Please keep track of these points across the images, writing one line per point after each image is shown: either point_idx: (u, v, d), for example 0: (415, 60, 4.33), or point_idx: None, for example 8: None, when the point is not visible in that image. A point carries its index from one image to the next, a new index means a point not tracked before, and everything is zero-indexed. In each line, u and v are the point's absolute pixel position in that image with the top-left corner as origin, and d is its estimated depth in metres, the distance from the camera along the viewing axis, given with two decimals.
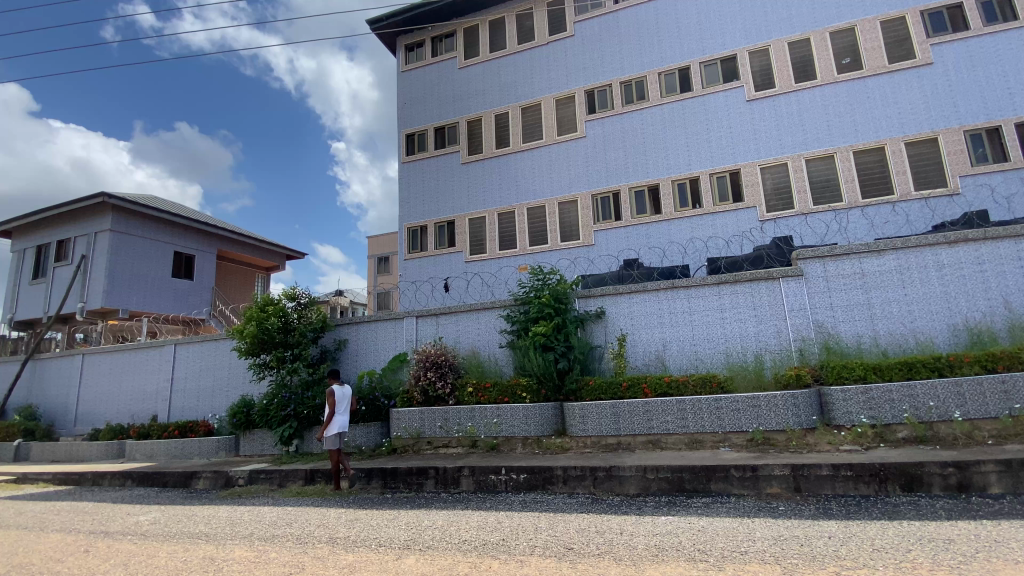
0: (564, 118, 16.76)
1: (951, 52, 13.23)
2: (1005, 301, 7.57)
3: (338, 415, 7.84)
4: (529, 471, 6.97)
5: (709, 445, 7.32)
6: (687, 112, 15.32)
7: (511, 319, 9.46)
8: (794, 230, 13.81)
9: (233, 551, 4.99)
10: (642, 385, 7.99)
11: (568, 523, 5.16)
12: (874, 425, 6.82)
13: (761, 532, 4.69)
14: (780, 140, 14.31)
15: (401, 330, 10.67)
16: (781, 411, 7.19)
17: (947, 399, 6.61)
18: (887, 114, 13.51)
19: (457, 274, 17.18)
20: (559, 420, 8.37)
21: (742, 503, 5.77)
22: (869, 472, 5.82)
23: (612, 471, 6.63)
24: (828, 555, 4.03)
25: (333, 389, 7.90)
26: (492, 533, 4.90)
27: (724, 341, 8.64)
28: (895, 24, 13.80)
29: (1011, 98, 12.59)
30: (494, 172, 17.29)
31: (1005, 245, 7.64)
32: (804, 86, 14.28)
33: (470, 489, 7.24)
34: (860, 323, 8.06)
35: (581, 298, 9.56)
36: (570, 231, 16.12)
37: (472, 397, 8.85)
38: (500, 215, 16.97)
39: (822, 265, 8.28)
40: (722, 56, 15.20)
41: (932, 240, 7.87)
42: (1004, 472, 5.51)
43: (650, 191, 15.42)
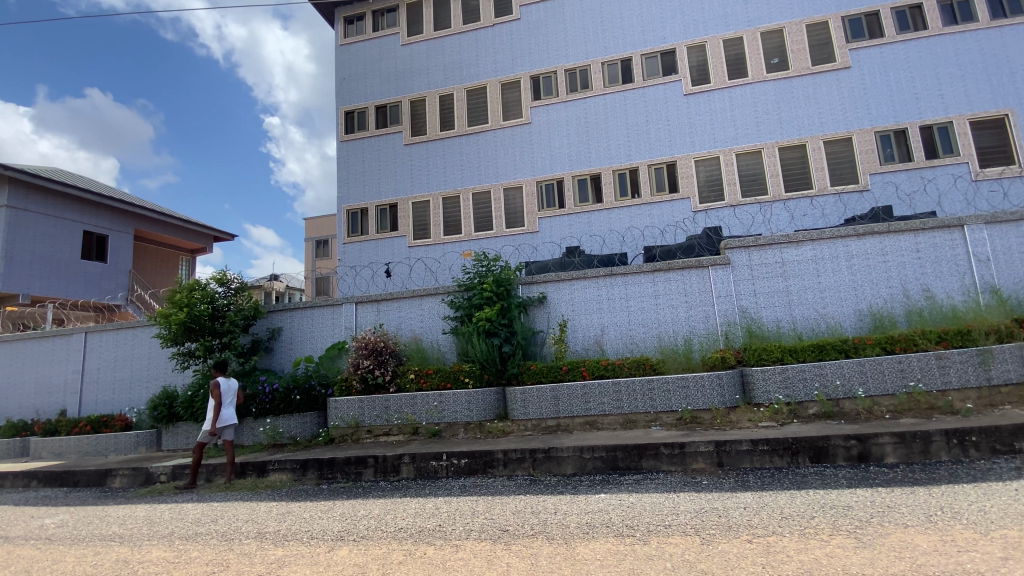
0: (510, 102, 16.66)
1: (866, 58, 14.28)
2: (904, 289, 8.36)
3: (224, 409, 7.80)
4: (470, 455, 7.01)
5: (642, 425, 7.69)
6: (628, 102, 15.66)
7: (454, 305, 9.40)
8: (725, 221, 14.56)
9: (150, 552, 4.69)
10: (581, 368, 8.19)
11: (505, 505, 5.25)
12: (788, 402, 7.40)
13: (685, 506, 4.99)
14: (714, 134, 14.96)
15: (339, 315, 10.34)
16: (707, 392, 7.63)
17: (851, 378, 7.27)
18: (809, 113, 14.44)
19: (398, 259, 16.80)
20: (501, 405, 8.43)
21: (669, 479, 6.11)
22: (782, 445, 6.33)
23: (550, 452, 6.80)
24: (742, 525, 4.35)
25: (220, 381, 7.78)
26: (429, 520, 4.91)
27: (657, 326, 9.04)
28: (820, 28, 14.70)
29: (915, 104, 13.83)
30: (437, 156, 16.95)
31: (906, 238, 8.42)
32: (737, 83, 14.96)
33: (411, 477, 7.17)
34: (780, 309, 8.66)
35: (525, 284, 9.59)
36: (514, 217, 16.13)
37: (414, 384, 8.70)
38: (444, 200, 16.70)
39: (747, 254, 8.81)
40: (662, 50, 15.62)
41: (844, 233, 8.56)
42: (898, 443, 6.15)
43: (593, 180, 15.69)
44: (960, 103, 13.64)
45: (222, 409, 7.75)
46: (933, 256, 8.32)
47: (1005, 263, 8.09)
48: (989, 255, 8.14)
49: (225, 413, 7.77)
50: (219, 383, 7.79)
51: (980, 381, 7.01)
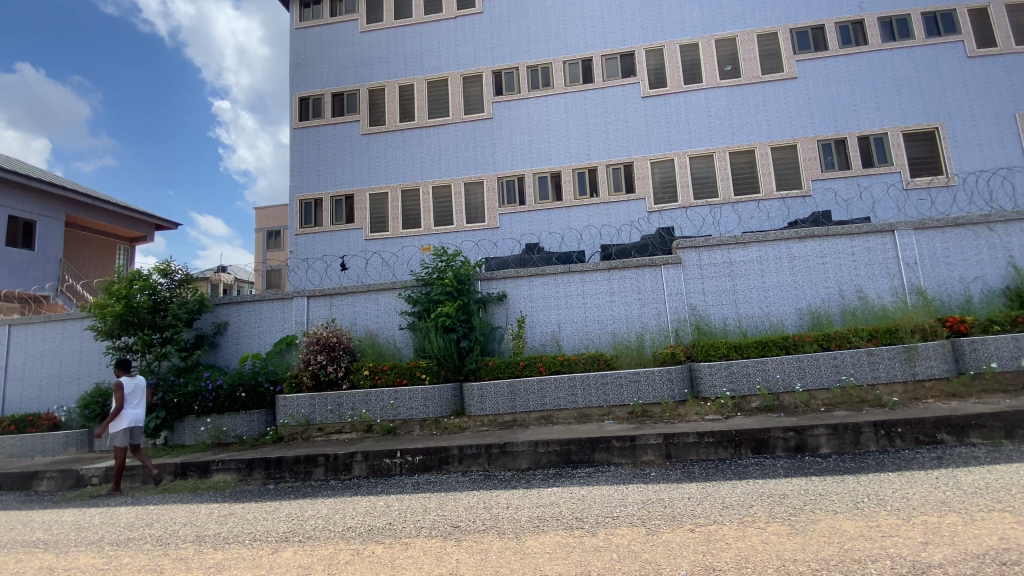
0: (471, 96, 16.53)
1: (811, 69, 15.05)
2: (840, 290, 8.89)
3: (131, 409, 7.39)
4: (424, 452, 6.95)
5: (596, 418, 7.85)
6: (589, 102, 15.87)
7: (412, 300, 9.27)
8: (678, 222, 15.02)
9: (76, 560, 4.40)
10: (537, 363, 8.29)
11: (457, 501, 5.25)
12: (733, 396, 7.73)
13: (632, 497, 5.14)
14: (670, 136, 15.39)
15: (290, 309, 10.00)
16: (658, 386, 7.88)
17: (791, 373, 7.67)
18: (758, 120, 15.08)
19: (354, 252, 16.40)
20: (458, 401, 8.38)
21: (620, 471, 6.28)
22: (726, 437, 6.62)
23: (505, 448, 6.84)
24: (685, 514, 4.53)
25: (123, 381, 7.32)
26: (379, 518, 4.85)
27: (612, 322, 9.25)
28: (769, 39, 15.36)
29: (854, 115, 14.70)
30: (396, 147, 16.62)
31: (842, 242, 8.96)
32: (692, 87, 15.43)
33: (363, 475, 7.04)
34: (726, 307, 9.04)
35: (483, 280, 9.57)
36: (474, 212, 16.06)
37: (368, 380, 8.52)
38: (402, 194, 16.41)
39: (698, 254, 9.15)
40: (622, 51, 15.92)
41: (787, 235, 9.02)
42: (831, 434, 6.55)
43: (553, 177, 15.82)
44: (894, 116, 14.58)
45: (131, 410, 7.36)
46: (866, 259, 8.88)
47: (930, 267, 8.73)
48: (916, 259, 8.76)
49: (136, 413, 7.41)
50: (122, 384, 7.31)
51: (906, 376, 7.55)
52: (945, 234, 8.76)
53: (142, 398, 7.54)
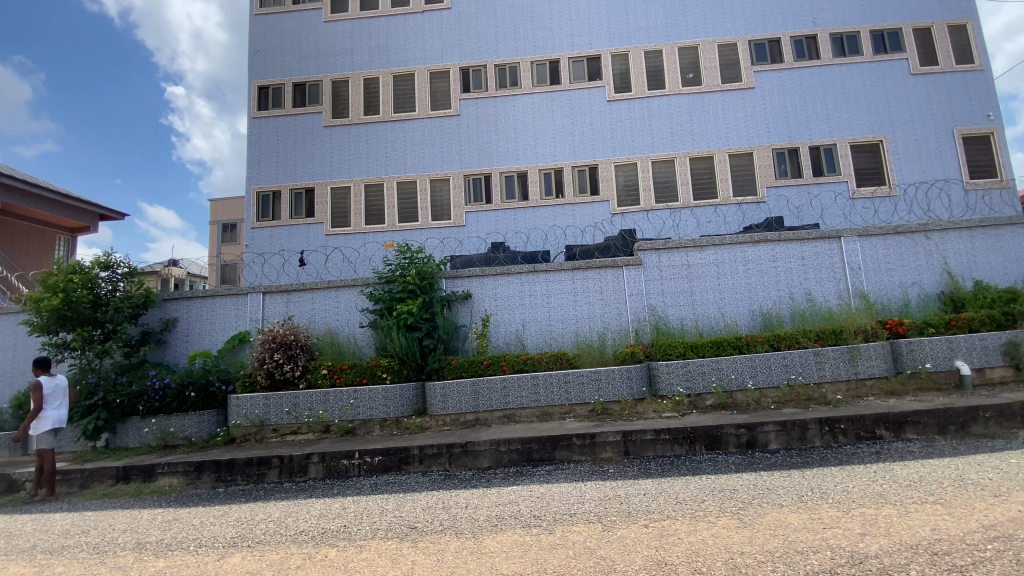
0: (438, 92, 16.37)
1: (768, 80, 15.66)
2: (791, 293, 9.29)
3: (51, 410, 7.06)
4: (383, 453, 6.84)
5: (557, 417, 7.93)
6: (555, 102, 16.00)
7: (373, 297, 9.11)
8: (640, 225, 15.35)
9: (3, 570, 4.11)
10: (501, 362, 8.29)
11: (415, 502, 5.19)
12: (689, 394, 7.96)
13: (590, 494, 5.23)
14: (633, 140, 15.71)
15: (245, 305, 9.65)
16: (618, 384, 8.04)
17: (743, 372, 7.97)
18: (717, 128, 15.58)
19: (314, 247, 15.96)
20: (420, 400, 8.28)
21: (579, 468, 6.37)
22: (682, 434, 6.81)
23: (467, 447, 6.81)
24: (640, 510, 4.63)
25: (42, 381, 7.02)
26: (333, 521, 4.74)
27: (575, 321, 9.37)
28: (729, 49, 15.90)
29: (806, 126, 15.40)
30: (360, 141, 16.27)
31: (793, 246, 9.37)
32: (655, 93, 15.79)
33: (319, 477, 6.87)
34: (684, 308, 9.31)
35: (448, 278, 9.48)
36: (439, 209, 15.92)
37: (326, 380, 8.31)
38: (366, 189, 16.09)
39: (657, 256, 9.39)
40: (588, 55, 16.14)
41: (742, 240, 9.38)
42: (779, 430, 6.85)
43: (519, 177, 15.87)
44: (843, 127, 15.36)
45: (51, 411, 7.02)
46: (815, 264, 9.31)
47: (872, 272, 9.24)
48: (860, 264, 9.26)
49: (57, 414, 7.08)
50: (40, 384, 7.00)
51: (849, 375, 7.96)
52: (886, 241, 9.30)
53: (63, 399, 7.23)
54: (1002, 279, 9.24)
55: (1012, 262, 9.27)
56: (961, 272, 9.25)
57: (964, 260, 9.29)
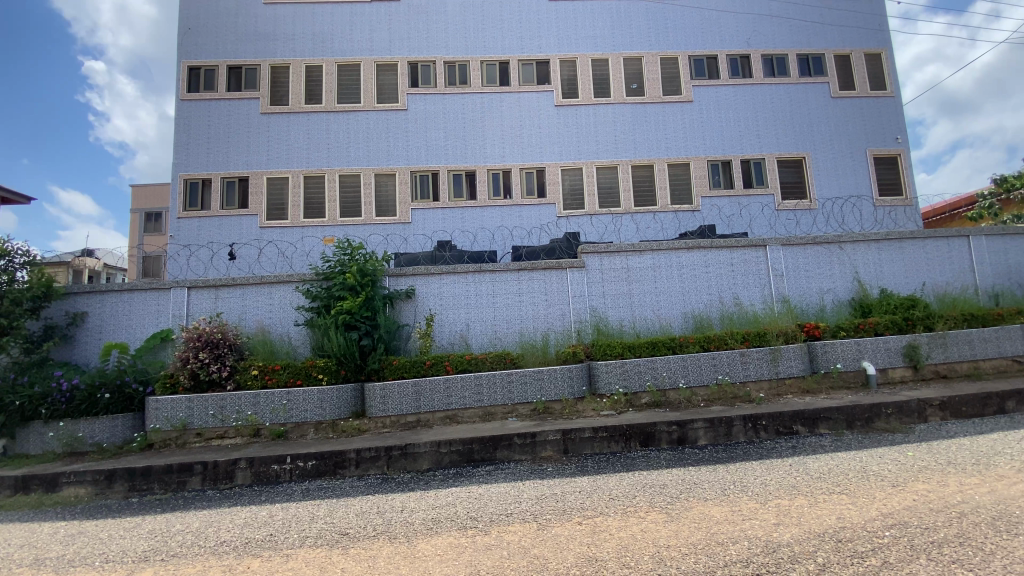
0: (385, 85, 15.98)
1: (705, 95, 16.49)
2: (721, 297, 9.83)
3: None
4: (318, 457, 6.60)
5: (499, 416, 7.95)
6: (504, 103, 16.07)
7: (310, 294, 8.76)
8: (583, 228, 15.72)
9: None
10: (444, 362, 8.18)
11: (348, 508, 5.03)
12: (626, 392, 8.24)
13: (528, 493, 5.29)
14: (580, 145, 16.05)
15: (166, 301, 9.00)
16: (559, 384, 8.19)
17: (676, 372, 8.36)
18: (657, 137, 16.23)
19: (247, 241, 15.13)
20: (358, 402, 8.04)
21: (518, 468, 6.43)
22: (619, 432, 7.04)
23: (406, 449, 6.68)
24: (575, 508, 4.74)
25: None
26: (259, 530, 4.52)
27: (520, 322, 9.45)
28: (670, 63, 16.60)
29: (738, 141, 16.35)
30: (300, 131, 15.58)
31: (724, 253, 9.92)
32: (601, 100, 16.22)
33: (247, 483, 6.53)
34: (623, 310, 9.63)
35: (391, 276, 9.26)
36: (384, 205, 15.53)
37: (257, 382, 7.91)
38: (306, 181, 15.44)
39: (600, 260, 9.67)
40: (538, 58, 16.34)
41: (678, 246, 9.82)
42: (708, 427, 7.22)
43: (467, 176, 15.79)
44: (771, 143, 16.42)
45: None
46: (743, 270, 9.91)
47: (793, 278, 9.95)
48: (783, 271, 9.94)
49: None
50: None
51: (771, 374, 8.54)
52: (806, 250, 10.04)
53: None
54: (904, 287, 10.22)
55: (911, 272, 10.28)
56: (870, 280, 10.15)
57: (872, 269, 10.19)
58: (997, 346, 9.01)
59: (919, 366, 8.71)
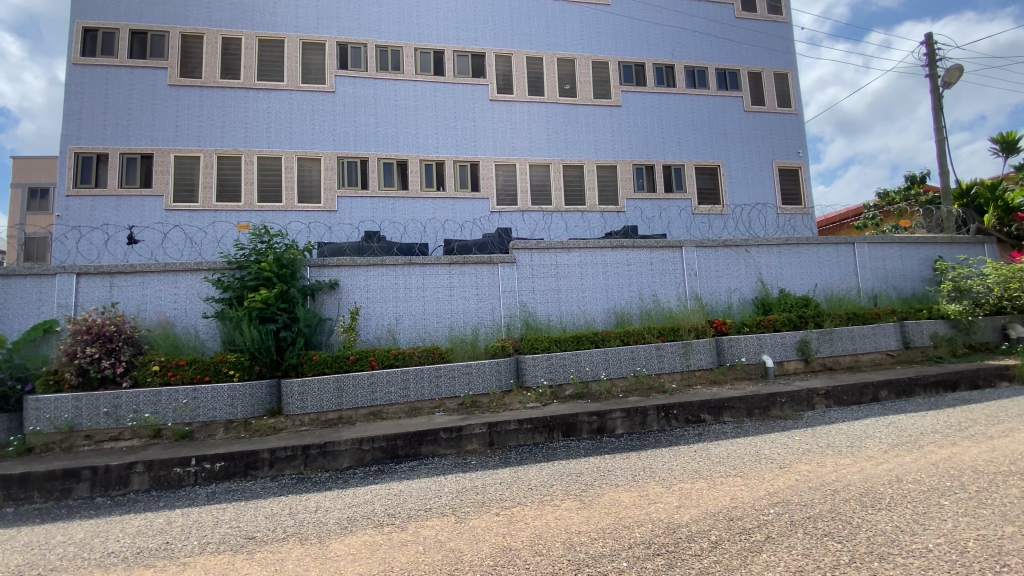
0: (311, 65, 15.20)
1: (633, 101, 17.21)
2: (642, 294, 10.35)
3: None
4: (226, 458, 6.23)
5: (426, 411, 7.88)
6: (438, 94, 15.84)
7: (220, 284, 8.18)
8: (515, 224, 15.90)
9: None
10: (369, 357, 7.95)
11: (257, 510, 4.81)
12: (551, 385, 8.48)
13: (448, 487, 5.31)
14: (513, 142, 16.21)
15: (50, 288, 8.07)
16: (487, 377, 8.27)
17: (598, 365, 8.72)
18: (587, 139, 16.75)
19: (149, 223, 13.80)
20: (274, 399, 7.67)
21: (442, 462, 6.45)
22: (543, 423, 7.25)
23: (325, 447, 6.47)
24: (494, 499, 4.85)
25: None
26: (153, 538, 4.21)
27: (450, 316, 9.43)
28: (602, 67, 17.14)
29: (661, 147, 17.23)
30: (214, 108, 14.46)
31: (644, 253, 10.46)
32: (534, 99, 16.46)
33: (144, 488, 6.05)
34: (551, 305, 9.88)
35: (313, 267, 8.85)
36: (308, 191, 14.80)
37: (158, 378, 7.31)
38: (221, 162, 14.37)
39: (529, 255, 9.85)
40: (473, 51, 16.25)
41: (602, 245, 10.23)
42: (625, 417, 7.63)
43: (398, 166, 15.41)
44: (691, 151, 17.45)
45: None
46: (662, 269, 10.50)
47: (705, 278, 10.68)
48: (696, 271, 10.65)
49: None
50: None
51: (683, 367, 9.16)
52: (717, 252, 10.83)
53: None
54: (800, 287, 11.29)
55: (806, 274, 11.38)
56: (772, 281, 11.11)
57: (773, 271, 11.16)
58: (873, 341, 10.21)
59: (809, 359, 9.70)
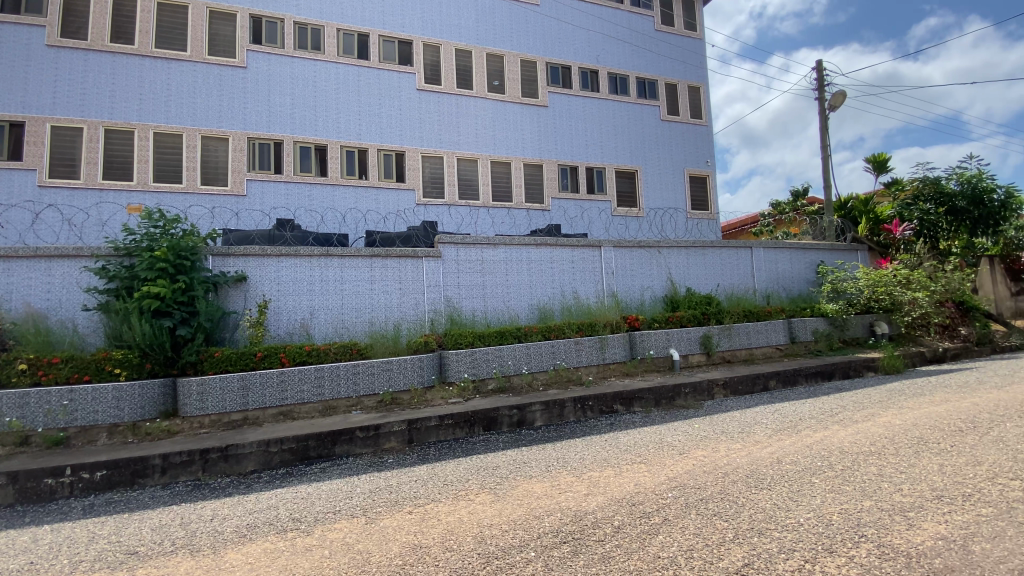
0: (220, 37, 14.02)
1: (559, 102, 17.64)
2: (563, 291, 10.67)
3: None
4: (109, 466, 5.66)
5: (342, 410, 7.62)
6: (362, 79, 15.24)
7: (104, 273, 7.35)
8: (441, 218, 15.74)
9: None
10: (279, 354, 7.55)
11: (143, 522, 4.43)
12: (473, 379, 8.52)
13: (361, 487, 5.19)
14: (440, 135, 16.01)
15: None
16: (408, 373, 8.15)
17: (520, 359, 8.90)
18: (514, 136, 16.95)
19: (18, 200, 12.05)
20: (168, 401, 7.05)
21: (357, 462, 6.27)
22: (463, 418, 7.30)
23: (227, 451, 6.07)
24: (408, 497, 4.82)
25: None
26: (16, 558, 3.76)
27: (370, 310, 9.16)
28: (529, 65, 17.38)
29: (585, 149, 17.84)
30: (104, 75, 12.91)
31: (566, 251, 10.78)
32: (463, 92, 16.37)
33: (7, 503, 5.36)
34: (475, 300, 9.91)
35: (216, 256, 8.21)
36: (214, 173, 13.66)
37: (26, 379, 6.51)
38: (110, 136, 12.90)
39: (455, 250, 9.81)
40: (400, 38, 15.81)
41: (527, 242, 10.42)
42: (544, 409, 7.87)
43: (317, 151, 14.68)
44: (613, 154, 18.21)
45: None
46: (582, 267, 10.89)
47: (621, 277, 11.23)
48: (614, 270, 11.17)
49: None
50: None
51: (599, 360, 9.58)
52: (633, 253, 11.40)
53: None
54: (705, 287, 12.20)
55: (710, 275, 12.31)
56: (680, 281, 11.90)
57: (682, 271, 11.97)
58: (765, 336, 11.29)
59: (711, 353, 10.55)
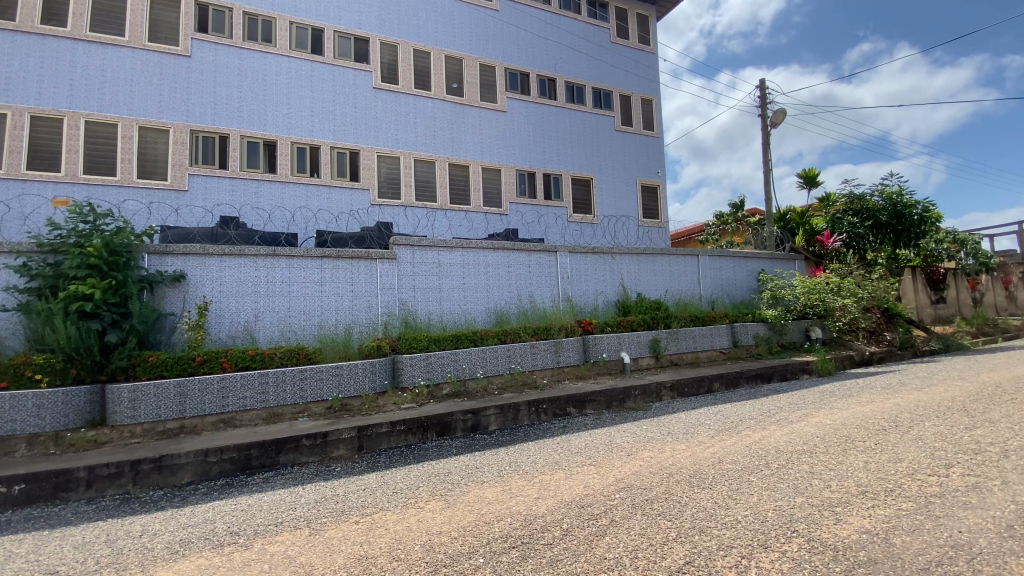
0: (163, 23, 13.29)
1: (517, 107, 17.82)
2: (518, 295, 10.74)
3: None
4: (27, 479, 5.23)
5: (288, 417, 7.35)
6: (316, 75, 14.83)
7: (25, 271, 6.79)
8: (396, 219, 15.51)
9: None
10: (220, 358, 7.21)
11: (64, 541, 4.11)
12: (427, 384, 8.43)
13: (306, 497, 5.04)
14: (396, 135, 15.79)
15: None
16: (360, 378, 7.97)
17: (474, 363, 8.88)
18: (472, 140, 16.96)
19: None
20: (96, 409, 6.60)
21: (303, 471, 6.07)
22: (416, 424, 7.20)
23: (161, 462, 5.73)
24: (355, 507, 4.71)
25: None
26: None
27: (319, 313, 8.89)
28: (488, 70, 17.46)
29: (542, 155, 18.08)
30: (28, 56, 11.93)
31: (522, 255, 10.86)
32: (421, 93, 16.22)
33: None
34: (430, 303, 9.81)
35: (153, 254, 7.75)
36: (152, 166, 12.89)
37: None
38: (34, 123, 11.91)
39: (410, 252, 9.70)
40: (357, 35, 15.50)
41: (484, 245, 10.44)
42: (498, 413, 7.89)
43: (266, 146, 14.14)
44: (569, 161, 18.54)
45: None
46: (537, 271, 11.00)
47: (575, 281, 11.43)
48: (568, 275, 11.36)
49: None
50: None
51: (553, 364, 9.71)
52: (587, 258, 11.64)
53: None
54: (655, 292, 12.61)
55: (660, 281, 12.74)
56: (631, 286, 12.25)
57: (633, 277, 12.32)
58: (710, 341, 11.79)
59: (659, 356, 10.92)
